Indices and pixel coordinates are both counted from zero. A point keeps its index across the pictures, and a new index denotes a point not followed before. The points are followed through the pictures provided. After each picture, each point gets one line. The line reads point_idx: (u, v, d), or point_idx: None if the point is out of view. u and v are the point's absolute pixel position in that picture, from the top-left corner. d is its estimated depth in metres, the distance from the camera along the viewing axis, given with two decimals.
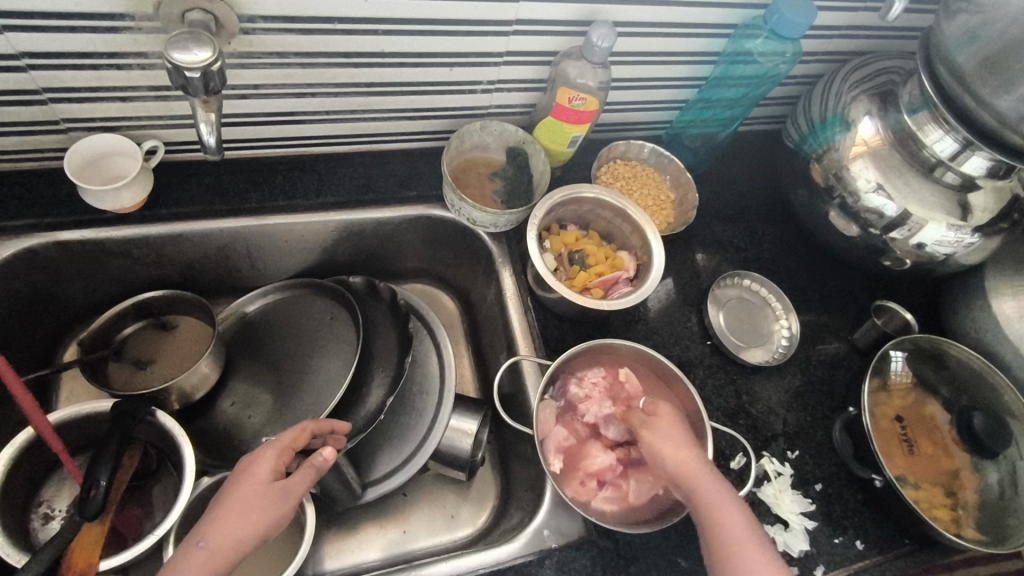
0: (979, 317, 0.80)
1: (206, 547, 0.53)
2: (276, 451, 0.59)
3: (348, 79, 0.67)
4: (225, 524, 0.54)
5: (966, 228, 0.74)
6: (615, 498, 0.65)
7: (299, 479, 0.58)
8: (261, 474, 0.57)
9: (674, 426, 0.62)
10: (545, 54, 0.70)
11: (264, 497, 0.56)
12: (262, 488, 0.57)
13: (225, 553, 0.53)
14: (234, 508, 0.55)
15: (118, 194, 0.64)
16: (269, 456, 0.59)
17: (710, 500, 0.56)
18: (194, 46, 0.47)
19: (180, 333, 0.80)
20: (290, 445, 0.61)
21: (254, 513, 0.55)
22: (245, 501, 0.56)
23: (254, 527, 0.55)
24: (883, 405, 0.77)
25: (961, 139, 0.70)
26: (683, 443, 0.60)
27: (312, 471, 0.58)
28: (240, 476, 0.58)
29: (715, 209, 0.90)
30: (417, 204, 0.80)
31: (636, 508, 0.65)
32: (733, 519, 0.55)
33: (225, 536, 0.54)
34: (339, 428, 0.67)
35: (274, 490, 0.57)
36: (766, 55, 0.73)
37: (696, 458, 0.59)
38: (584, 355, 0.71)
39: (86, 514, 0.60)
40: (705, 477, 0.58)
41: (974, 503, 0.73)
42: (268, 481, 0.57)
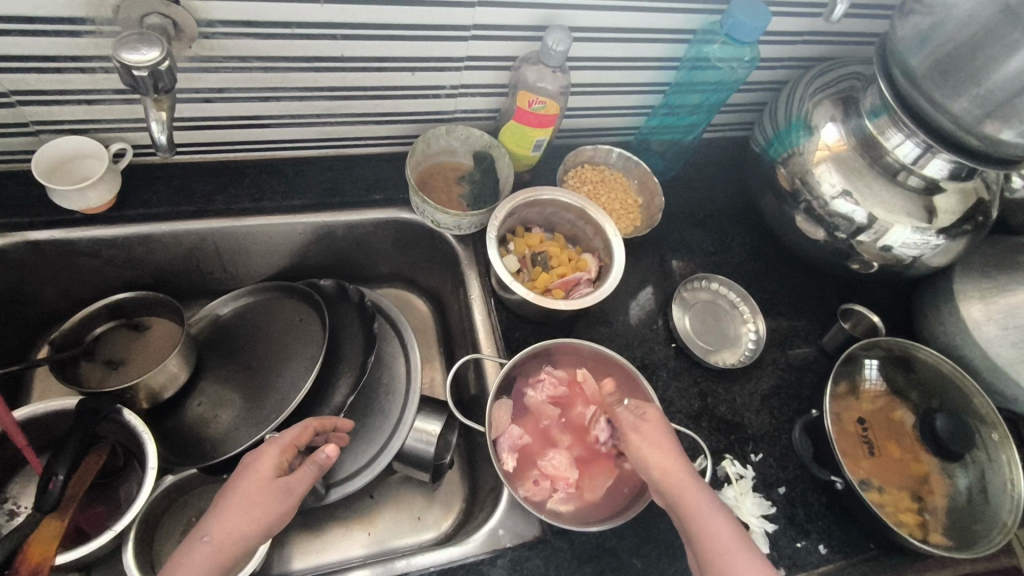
0: (948, 321, 0.79)
1: (210, 541, 0.56)
2: (278, 449, 0.63)
3: (311, 84, 0.69)
4: (230, 518, 0.57)
5: (930, 230, 0.74)
6: (570, 497, 0.65)
7: (301, 476, 0.61)
8: (265, 471, 0.60)
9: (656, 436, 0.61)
10: (505, 59, 0.72)
11: (268, 492, 0.59)
12: (265, 484, 0.59)
13: (228, 547, 0.56)
14: (238, 503, 0.58)
15: (85, 194, 0.66)
16: (272, 454, 0.62)
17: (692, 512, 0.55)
18: (143, 46, 0.49)
19: (152, 334, 0.80)
20: (293, 443, 0.64)
21: (257, 508, 0.58)
22: (249, 498, 0.58)
23: (258, 522, 0.57)
24: (849, 409, 0.77)
25: (920, 144, 0.70)
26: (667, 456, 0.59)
27: (313, 467, 0.62)
28: (243, 473, 0.61)
29: (685, 213, 0.90)
30: (385, 207, 0.81)
31: (592, 508, 0.65)
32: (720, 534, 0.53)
33: (228, 531, 0.57)
34: (342, 427, 0.72)
35: (277, 486, 0.60)
36: (724, 60, 0.76)
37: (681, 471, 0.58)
38: (541, 357, 0.72)
39: (43, 508, 0.61)
40: (691, 488, 0.57)
41: (942, 508, 0.72)
42: (272, 477, 0.60)
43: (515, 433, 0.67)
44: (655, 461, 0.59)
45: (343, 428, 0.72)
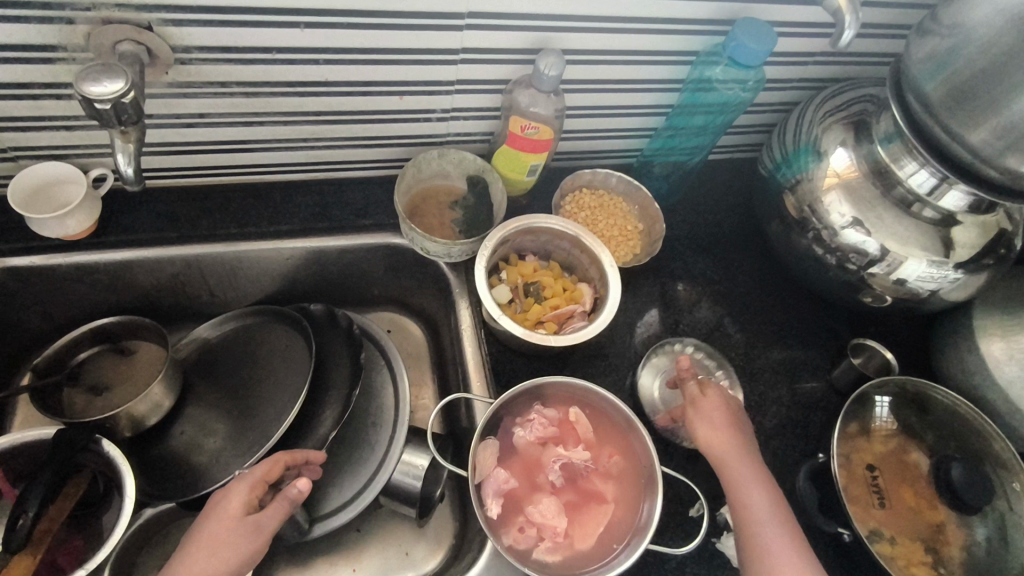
0: (967, 358, 0.75)
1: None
2: (248, 485, 0.62)
3: (295, 108, 0.66)
4: (195, 559, 0.56)
5: (947, 265, 0.70)
6: (557, 546, 0.62)
7: (271, 513, 0.61)
8: (233, 509, 0.59)
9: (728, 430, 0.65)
10: (496, 82, 0.69)
11: (236, 532, 0.58)
12: (235, 523, 0.59)
13: None
14: (205, 544, 0.57)
15: (63, 222, 0.64)
16: (240, 491, 0.61)
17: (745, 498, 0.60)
18: (105, 78, 0.47)
19: (138, 359, 0.79)
20: (263, 479, 0.62)
21: (225, 549, 0.57)
22: (216, 538, 0.57)
23: (224, 563, 0.56)
24: (859, 451, 0.73)
25: (935, 174, 0.66)
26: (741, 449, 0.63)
27: (285, 504, 0.61)
28: (212, 511, 0.60)
29: (688, 239, 0.87)
30: (375, 232, 0.78)
31: (580, 559, 0.61)
32: (768, 523, 0.58)
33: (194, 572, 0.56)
34: (315, 458, 0.68)
35: (245, 525, 0.59)
36: (727, 82, 0.71)
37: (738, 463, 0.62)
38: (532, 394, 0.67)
39: (9, 549, 0.60)
40: (748, 481, 0.61)
41: (959, 561, 0.68)
42: (239, 515, 0.59)
43: (500, 476, 0.63)
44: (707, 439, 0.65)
45: (316, 461, 0.69)
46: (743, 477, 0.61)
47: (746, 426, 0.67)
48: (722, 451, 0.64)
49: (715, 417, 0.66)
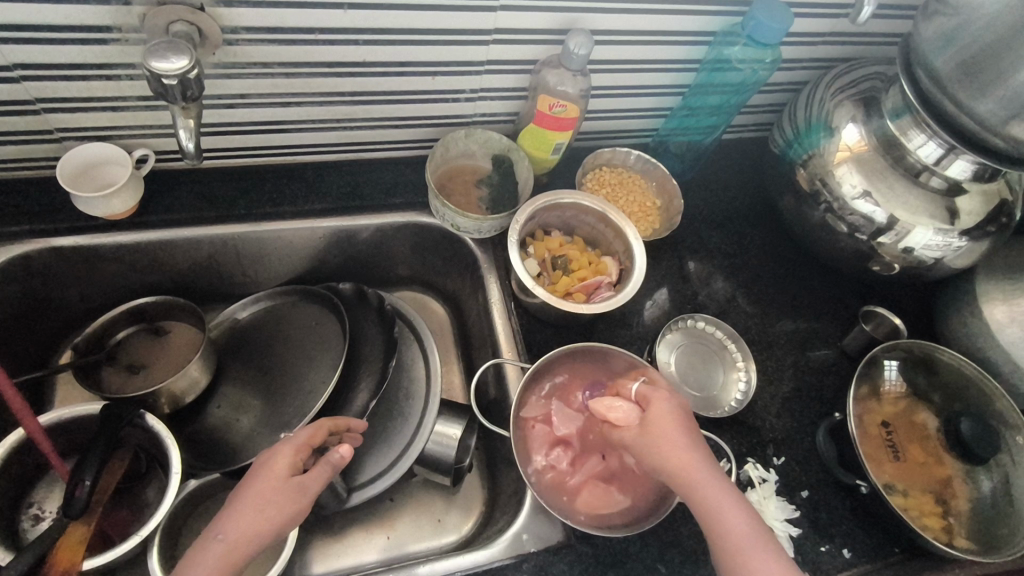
0: (970, 323, 0.79)
1: (224, 539, 0.54)
2: (291, 448, 0.61)
3: (333, 89, 0.69)
4: (243, 516, 0.55)
5: (953, 232, 0.73)
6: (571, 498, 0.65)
7: (315, 476, 0.59)
8: (278, 470, 0.58)
9: (681, 435, 0.58)
10: (524, 62, 0.72)
11: (282, 491, 0.57)
12: (281, 483, 0.57)
13: (241, 547, 0.54)
14: (252, 502, 0.56)
15: (108, 201, 0.66)
16: (285, 453, 0.60)
17: (713, 502, 0.53)
18: (171, 55, 0.50)
19: (171, 338, 0.80)
20: (306, 443, 0.62)
21: (271, 507, 0.56)
22: (262, 496, 0.56)
23: (271, 520, 0.55)
24: (872, 412, 0.76)
25: (943, 144, 0.70)
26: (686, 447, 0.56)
27: (327, 468, 0.60)
28: (257, 473, 0.59)
29: (703, 215, 0.90)
30: (405, 211, 0.81)
31: (594, 513, 0.64)
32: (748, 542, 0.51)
33: (242, 530, 0.54)
34: (356, 428, 0.68)
35: (290, 486, 0.58)
36: (746, 61, 0.75)
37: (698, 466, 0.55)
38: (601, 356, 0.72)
39: (70, 513, 0.62)
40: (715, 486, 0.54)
41: (966, 512, 0.71)
42: (285, 476, 0.58)
43: (543, 411, 0.70)
44: (678, 457, 0.56)
45: (355, 431, 0.69)
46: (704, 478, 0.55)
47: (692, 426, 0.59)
48: (671, 448, 0.57)
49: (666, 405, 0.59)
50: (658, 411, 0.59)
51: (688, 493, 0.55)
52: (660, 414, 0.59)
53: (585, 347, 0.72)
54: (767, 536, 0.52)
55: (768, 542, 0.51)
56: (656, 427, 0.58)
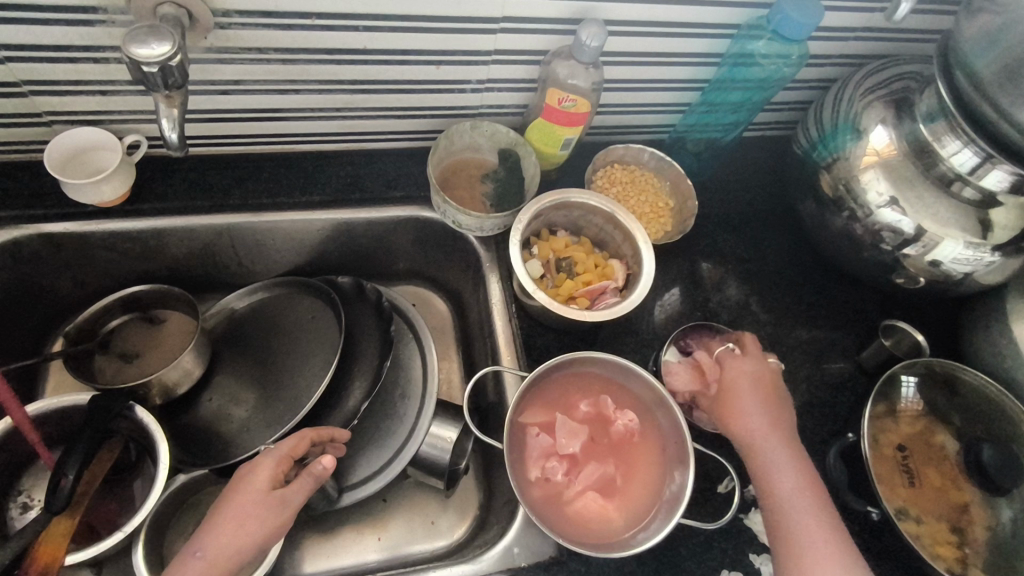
0: (998, 342, 0.74)
1: (203, 556, 0.53)
2: (273, 460, 0.58)
3: (332, 77, 0.65)
4: (223, 533, 0.54)
5: (985, 247, 0.69)
6: (564, 513, 0.63)
7: (297, 489, 0.58)
8: (259, 483, 0.57)
9: (753, 401, 0.65)
10: (534, 53, 0.68)
11: (264, 507, 0.55)
12: (262, 498, 0.56)
13: (222, 563, 0.53)
14: (233, 517, 0.54)
15: (98, 188, 0.64)
16: (266, 465, 0.58)
17: (772, 460, 0.61)
18: (152, 40, 0.47)
19: (165, 328, 0.78)
20: (289, 455, 0.60)
21: (252, 522, 0.55)
22: (243, 512, 0.55)
23: (252, 536, 0.54)
24: (888, 432, 0.73)
25: (980, 152, 0.64)
26: (765, 419, 0.63)
27: (309, 480, 0.59)
28: (237, 485, 0.57)
29: (718, 217, 0.86)
30: (406, 204, 0.78)
31: (587, 530, 0.62)
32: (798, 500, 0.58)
33: (222, 546, 0.53)
34: (339, 437, 0.66)
35: (272, 501, 0.56)
36: (770, 56, 0.71)
37: (772, 442, 0.62)
38: (601, 365, 0.68)
39: (53, 508, 0.60)
40: (783, 458, 0.61)
41: (983, 541, 0.67)
42: (266, 490, 0.56)
43: (546, 415, 0.67)
44: (748, 419, 0.64)
45: (340, 440, 0.67)
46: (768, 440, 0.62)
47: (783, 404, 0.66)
48: (751, 416, 0.64)
49: (746, 379, 0.66)
50: (738, 382, 0.67)
51: (753, 452, 0.62)
52: (738, 383, 0.66)
53: (594, 359, 0.68)
54: (821, 501, 0.58)
55: (831, 524, 0.57)
56: (734, 397, 0.66)
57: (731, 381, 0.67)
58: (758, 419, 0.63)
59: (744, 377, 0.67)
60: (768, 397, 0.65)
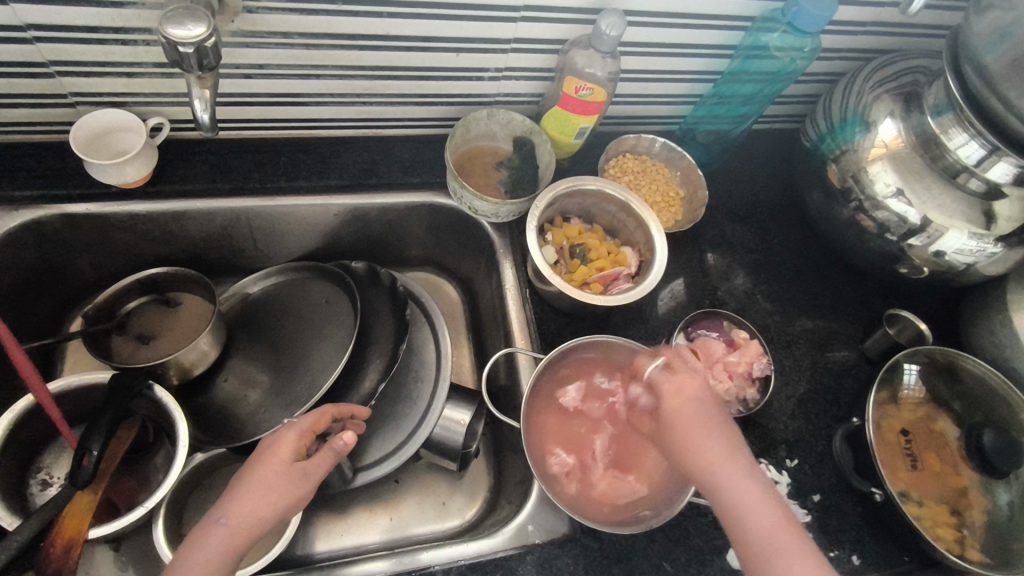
0: (999, 331, 0.76)
1: (226, 524, 0.54)
2: (296, 433, 0.60)
3: (353, 62, 0.66)
4: (246, 501, 0.55)
5: (988, 238, 0.70)
6: (589, 491, 0.64)
7: (319, 462, 0.59)
8: (283, 455, 0.58)
9: (705, 409, 0.56)
10: (553, 42, 0.69)
11: (286, 478, 0.57)
12: (284, 469, 0.57)
13: (245, 531, 0.54)
14: (257, 487, 0.55)
15: (121, 169, 0.65)
16: (289, 438, 0.59)
17: (736, 490, 0.52)
18: (188, 22, 0.48)
19: (182, 310, 0.79)
20: (311, 429, 0.61)
21: (274, 493, 0.56)
22: (265, 482, 0.56)
23: (275, 507, 0.55)
24: (890, 418, 0.74)
25: (986, 145, 0.66)
26: (712, 435, 0.55)
27: (331, 454, 0.60)
28: (260, 456, 0.58)
29: (726, 207, 0.88)
30: (422, 191, 0.79)
31: (598, 507, 0.63)
32: (758, 520, 0.51)
33: (245, 515, 0.54)
34: (360, 414, 0.67)
35: (294, 472, 0.57)
36: (784, 49, 0.72)
37: (712, 451, 0.54)
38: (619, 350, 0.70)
39: (77, 484, 0.60)
40: (730, 472, 0.53)
41: (981, 524, 0.69)
42: (289, 462, 0.58)
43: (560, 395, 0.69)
44: (693, 438, 0.55)
45: (360, 417, 0.68)
46: (725, 469, 0.53)
47: (725, 418, 0.57)
48: (703, 441, 0.55)
49: (693, 389, 0.57)
50: (680, 402, 0.57)
51: (715, 487, 0.53)
52: (684, 401, 0.57)
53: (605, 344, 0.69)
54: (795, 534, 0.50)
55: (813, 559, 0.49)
56: (677, 418, 0.56)
57: (671, 392, 0.58)
58: (707, 443, 0.54)
59: (685, 393, 0.57)
60: (711, 408, 0.57)
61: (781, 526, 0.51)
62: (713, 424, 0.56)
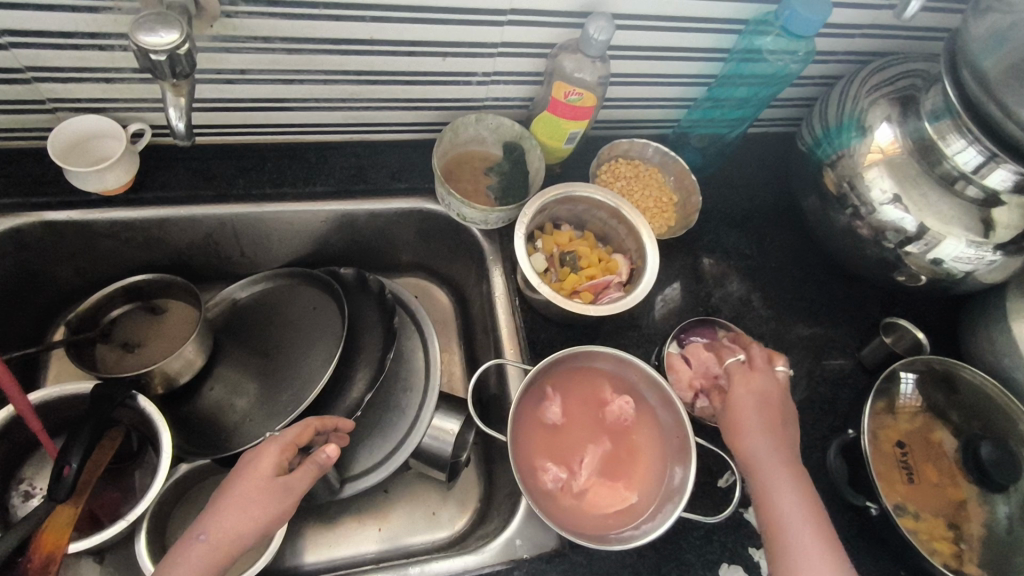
0: (997, 340, 0.75)
1: (207, 540, 0.53)
2: (278, 447, 0.58)
3: (337, 67, 0.65)
4: (226, 517, 0.54)
5: (986, 245, 0.69)
6: (580, 506, 0.63)
7: (301, 476, 0.58)
8: (264, 469, 0.57)
9: (764, 407, 0.64)
10: (542, 46, 0.68)
11: (266, 492, 0.55)
12: (265, 484, 0.56)
13: (226, 547, 0.53)
14: (236, 502, 0.54)
15: (101, 176, 0.64)
16: (271, 452, 0.58)
17: (767, 474, 0.60)
18: (161, 28, 0.47)
19: (168, 317, 0.78)
20: (294, 442, 0.60)
21: (254, 509, 0.54)
22: (246, 497, 0.55)
23: (255, 523, 0.54)
24: (887, 428, 0.73)
25: (984, 151, 0.64)
26: (762, 430, 0.62)
27: (314, 467, 0.59)
28: (241, 470, 0.57)
29: (721, 212, 0.86)
30: (410, 196, 0.78)
31: (586, 522, 0.62)
32: (787, 499, 0.58)
33: (226, 530, 0.54)
34: (344, 427, 0.66)
35: (275, 487, 0.56)
36: (777, 52, 0.71)
37: (757, 438, 0.62)
38: (601, 359, 0.69)
39: (55, 497, 0.59)
40: (767, 453, 0.61)
41: (978, 537, 0.68)
42: (270, 477, 0.56)
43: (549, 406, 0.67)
44: (744, 428, 0.63)
45: (344, 430, 0.67)
46: (765, 456, 0.61)
47: (783, 415, 0.64)
48: (753, 434, 0.62)
49: (752, 393, 0.65)
50: (743, 400, 0.65)
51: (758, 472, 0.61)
52: (744, 399, 0.65)
53: (594, 355, 0.68)
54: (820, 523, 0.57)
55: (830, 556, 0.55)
56: (737, 414, 0.64)
57: (737, 399, 0.65)
58: (758, 439, 0.62)
59: (748, 393, 0.65)
60: (771, 405, 0.64)
61: (809, 519, 0.57)
62: (768, 424, 0.63)
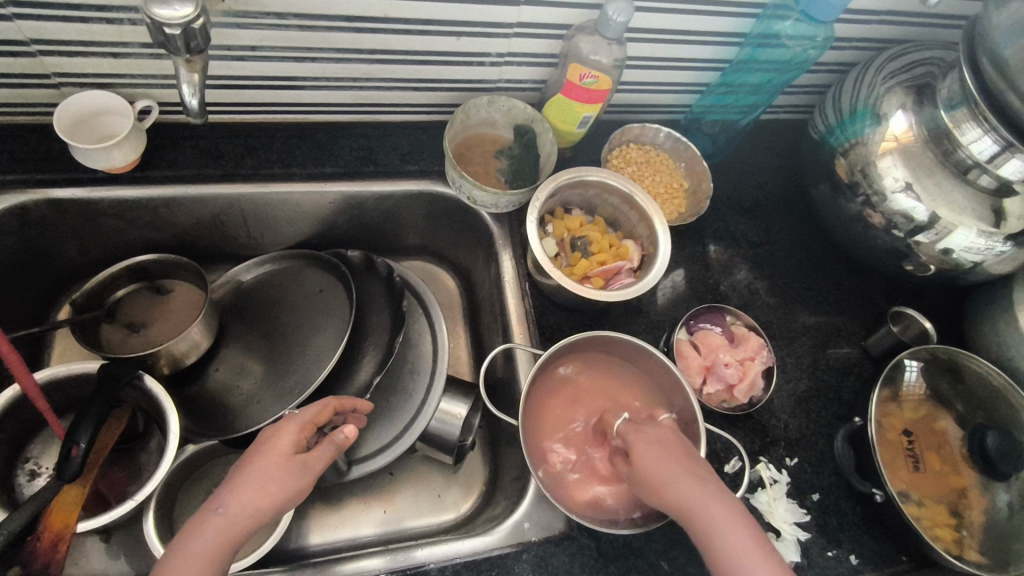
0: (1004, 330, 0.75)
1: (225, 514, 0.51)
2: (297, 425, 0.58)
3: (350, 45, 0.64)
4: (245, 490, 0.52)
5: (997, 236, 0.69)
6: (584, 486, 0.63)
7: (320, 454, 0.58)
8: (284, 447, 0.56)
9: (660, 440, 0.56)
10: (558, 26, 0.67)
11: (286, 467, 0.55)
12: (285, 460, 0.55)
13: (244, 520, 0.52)
14: (256, 477, 0.53)
15: (108, 153, 0.63)
16: (290, 430, 0.58)
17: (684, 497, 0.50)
18: (175, 1, 0.45)
19: (172, 298, 0.77)
20: (312, 421, 0.60)
21: (274, 483, 0.54)
22: (267, 472, 0.54)
23: (273, 498, 0.53)
24: (891, 417, 0.73)
25: (1000, 141, 0.64)
26: (666, 461, 0.53)
27: (331, 447, 0.59)
28: (259, 447, 0.56)
29: (730, 199, 0.86)
30: (419, 178, 0.77)
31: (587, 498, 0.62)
32: (713, 521, 0.49)
33: (245, 504, 0.52)
34: (361, 408, 0.67)
35: (295, 463, 0.56)
36: (796, 37, 0.71)
37: (665, 466, 0.53)
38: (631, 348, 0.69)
39: (64, 476, 0.58)
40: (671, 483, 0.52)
41: (980, 524, 0.69)
42: (290, 453, 0.56)
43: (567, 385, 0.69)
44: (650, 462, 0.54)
45: (361, 411, 0.68)
46: (675, 478, 0.52)
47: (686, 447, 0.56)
48: (658, 470, 0.53)
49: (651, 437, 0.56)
50: (643, 445, 0.55)
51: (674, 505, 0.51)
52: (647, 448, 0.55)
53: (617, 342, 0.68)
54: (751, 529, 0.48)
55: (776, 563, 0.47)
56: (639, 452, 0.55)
57: (638, 440, 0.56)
58: (659, 470, 0.52)
59: (645, 439, 0.56)
60: (666, 442, 0.55)
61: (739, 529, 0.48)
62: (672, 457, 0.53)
